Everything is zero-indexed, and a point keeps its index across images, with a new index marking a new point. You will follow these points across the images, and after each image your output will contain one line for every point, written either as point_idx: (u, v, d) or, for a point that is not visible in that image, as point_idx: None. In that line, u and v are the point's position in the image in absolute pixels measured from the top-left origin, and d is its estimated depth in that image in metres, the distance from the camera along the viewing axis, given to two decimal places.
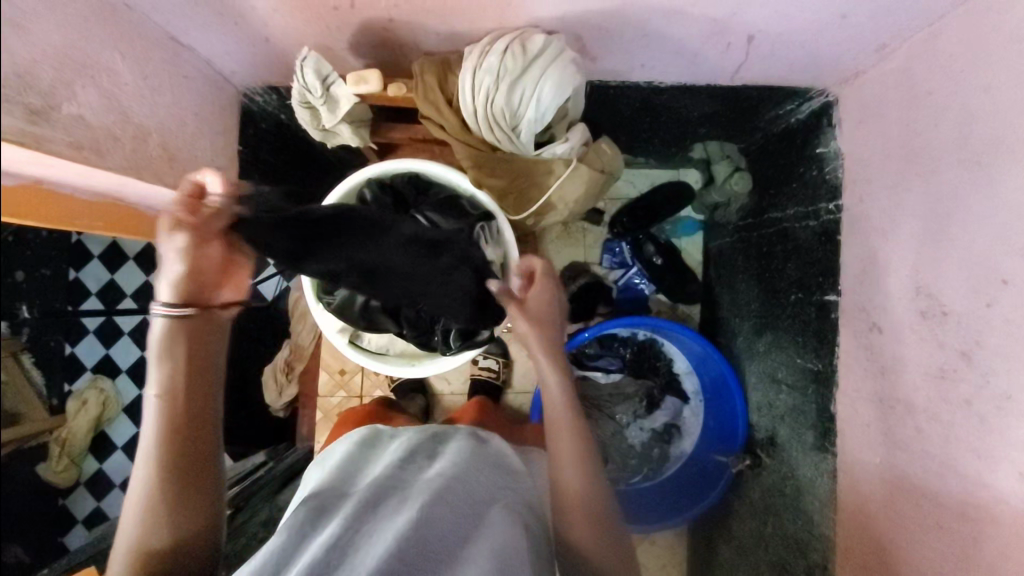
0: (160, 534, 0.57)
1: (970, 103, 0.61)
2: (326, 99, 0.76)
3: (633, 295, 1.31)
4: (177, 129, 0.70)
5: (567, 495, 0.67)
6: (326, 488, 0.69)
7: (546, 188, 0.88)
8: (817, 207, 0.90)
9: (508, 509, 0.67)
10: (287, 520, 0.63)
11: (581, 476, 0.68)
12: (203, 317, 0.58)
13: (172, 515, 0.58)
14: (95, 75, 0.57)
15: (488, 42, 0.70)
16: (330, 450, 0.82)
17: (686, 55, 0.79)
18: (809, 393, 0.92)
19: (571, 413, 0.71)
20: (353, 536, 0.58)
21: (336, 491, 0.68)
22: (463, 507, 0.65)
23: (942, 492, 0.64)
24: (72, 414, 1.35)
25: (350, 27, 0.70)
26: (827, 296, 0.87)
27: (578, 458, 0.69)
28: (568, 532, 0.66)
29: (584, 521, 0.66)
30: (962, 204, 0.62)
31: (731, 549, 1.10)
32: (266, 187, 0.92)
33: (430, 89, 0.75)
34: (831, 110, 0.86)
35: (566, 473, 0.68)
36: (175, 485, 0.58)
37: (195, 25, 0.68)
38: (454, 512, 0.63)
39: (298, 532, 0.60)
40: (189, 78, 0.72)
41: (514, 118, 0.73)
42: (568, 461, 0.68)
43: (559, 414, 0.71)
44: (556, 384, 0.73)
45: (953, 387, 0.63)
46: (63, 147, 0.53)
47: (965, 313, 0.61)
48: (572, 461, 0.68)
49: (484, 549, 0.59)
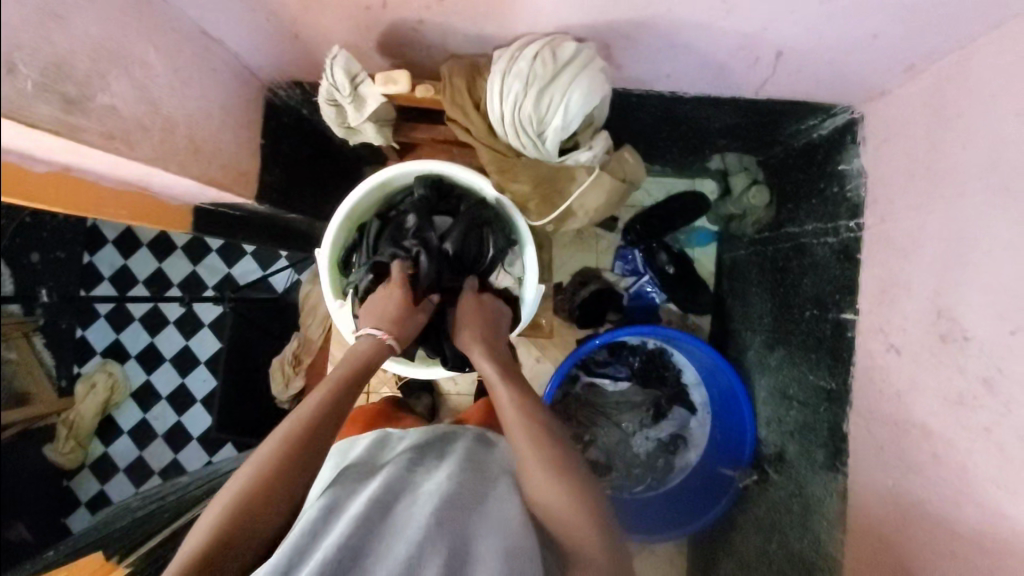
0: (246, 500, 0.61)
1: (1001, 128, 0.61)
2: (354, 98, 0.76)
3: (643, 303, 1.30)
4: (205, 122, 0.70)
5: (539, 497, 0.67)
6: (340, 486, 0.70)
7: (567, 198, 0.85)
8: (837, 224, 0.89)
9: (507, 509, 0.67)
10: (299, 519, 0.64)
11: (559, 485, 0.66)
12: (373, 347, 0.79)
13: (268, 484, 0.62)
14: (128, 66, 0.57)
15: (517, 48, 0.69)
16: (339, 449, 0.83)
17: (713, 67, 0.78)
18: (821, 411, 0.92)
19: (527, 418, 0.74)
20: (361, 542, 0.58)
21: (348, 489, 0.69)
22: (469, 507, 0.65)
23: (957, 519, 0.64)
24: (81, 396, 1.39)
25: (379, 27, 0.70)
26: (843, 314, 0.86)
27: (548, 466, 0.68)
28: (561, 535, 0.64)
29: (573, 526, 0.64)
30: (990, 229, 0.61)
31: (733, 562, 1.09)
32: (287, 181, 0.92)
33: (458, 92, 0.75)
34: (854, 127, 0.86)
35: (536, 480, 0.68)
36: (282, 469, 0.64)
37: (226, 18, 0.68)
38: (461, 516, 0.63)
39: (308, 536, 0.59)
40: (217, 71, 0.73)
41: (541, 124, 0.73)
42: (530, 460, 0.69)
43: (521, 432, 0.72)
44: (511, 405, 0.75)
45: (972, 413, 0.62)
46: (93, 138, 0.53)
47: (988, 340, 0.61)
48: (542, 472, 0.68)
49: (492, 549, 0.59)
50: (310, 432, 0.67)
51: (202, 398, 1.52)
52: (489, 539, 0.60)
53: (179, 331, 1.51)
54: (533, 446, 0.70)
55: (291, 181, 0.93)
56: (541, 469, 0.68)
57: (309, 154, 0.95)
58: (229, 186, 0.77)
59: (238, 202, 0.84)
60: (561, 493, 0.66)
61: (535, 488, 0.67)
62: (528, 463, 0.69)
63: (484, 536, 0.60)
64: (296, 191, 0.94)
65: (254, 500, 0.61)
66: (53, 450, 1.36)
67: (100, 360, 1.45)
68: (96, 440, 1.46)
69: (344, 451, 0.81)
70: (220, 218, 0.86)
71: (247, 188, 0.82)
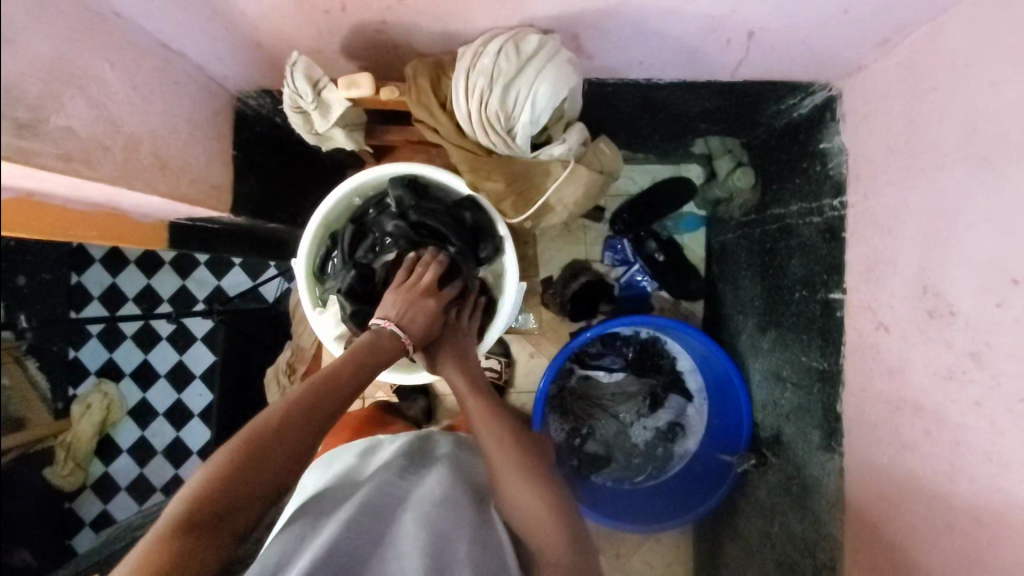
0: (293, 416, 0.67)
1: (978, 98, 0.60)
2: (318, 104, 0.74)
3: (635, 293, 1.28)
4: (171, 137, 0.69)
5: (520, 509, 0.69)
6: (332, 491, 0.71)
7: (543, 191, 0.86)
8: (821, 203, 0.88)
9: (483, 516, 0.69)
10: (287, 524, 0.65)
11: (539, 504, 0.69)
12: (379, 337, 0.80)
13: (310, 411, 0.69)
14: (84, 85, 0.56)
15: (481, 42, 0.68)
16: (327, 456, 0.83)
17: (685, 51, 0.77)
18: (814, 392, 0.91)
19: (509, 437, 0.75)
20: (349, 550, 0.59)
21: (336, 493, 0.70)
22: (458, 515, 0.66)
23: (953, 495, 0.63)
24: (76, 418, 1.40)
25: (340, 30, 0.69)
26: (831, 294, 0.85)
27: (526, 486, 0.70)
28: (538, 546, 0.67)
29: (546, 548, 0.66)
30: (971, 201, 0.60)
31: (737, 547, 1.09)
32: (263, 191, 0.90)
33: (423, 93, 0.73)
34: (834, 104, 0.84)
35: (513, 496, 0.70)
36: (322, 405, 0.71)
37: (185, 30, 0.67)
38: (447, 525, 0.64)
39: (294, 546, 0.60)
40: (180, 84, 0.71)
41: (509, 120, 0.72)
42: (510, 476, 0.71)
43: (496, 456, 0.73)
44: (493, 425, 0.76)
45: (962, 388, 0.62)
46: (50, 160, 0.52)
47: (975, 314, 0.60)
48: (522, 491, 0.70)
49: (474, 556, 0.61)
50: (320, 402, 0.70)
51: (198, 412, 1.50)
52: (470, 541, 0.63)
53: (172, 346, 1.49)
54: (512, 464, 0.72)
55: (268, 191, 0.91)
56: (516, 494, 0.70)
57: (284, 163, 0.94)
58: (201, 201, 0.76)
59: (216, 216, 0.83)
60: (536, 517, 0.68)
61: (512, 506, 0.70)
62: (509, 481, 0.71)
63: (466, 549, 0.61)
64: (272, 200, 0.93)
65: (252, 451, 0.63)
66: (53, 473, 1.38)
67: (95, 380, 1.45)
68: (95, 460, 1.49)
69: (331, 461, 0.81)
70: (200, 233, 0.84)
71: (221, 201, 0.80)
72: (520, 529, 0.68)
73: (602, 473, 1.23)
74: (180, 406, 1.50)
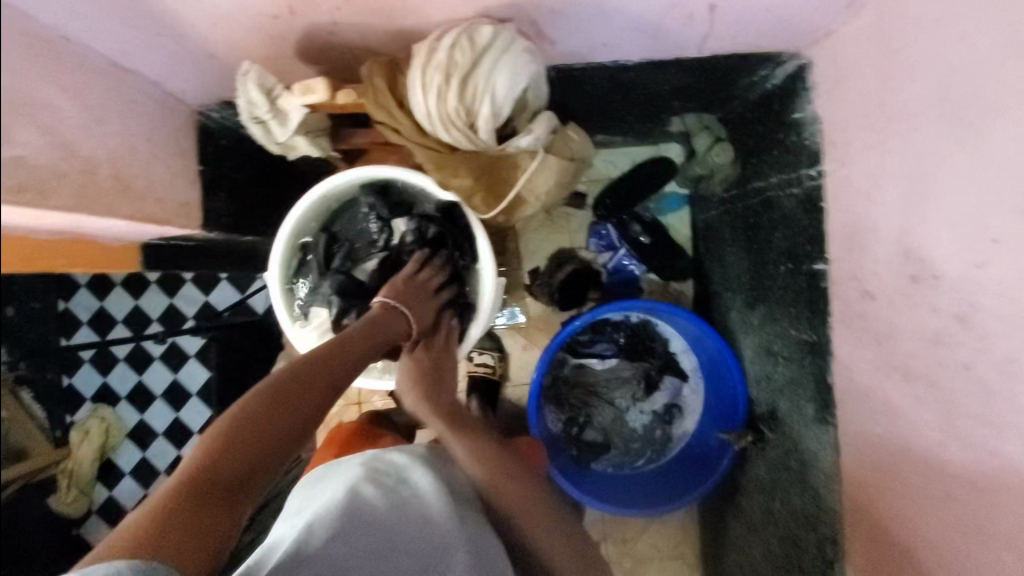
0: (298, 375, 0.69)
1: (947, 56, 0.58)
2: (274, 113, 0.74)
3: (623, 277, 1.28)
4: (131, 157, 0.67)
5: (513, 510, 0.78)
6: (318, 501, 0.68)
7: (514, 184, 0.83)
8: (800, 173, 0.87)
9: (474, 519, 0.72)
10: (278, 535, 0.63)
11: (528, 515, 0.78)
12: (382, 316, 0.83)
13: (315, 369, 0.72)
14: (35, 112, 0.54)
15: (436, 36, 0.66)
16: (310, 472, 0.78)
17: (649, 29, 0.75)
18: (805, 364, 0.90)
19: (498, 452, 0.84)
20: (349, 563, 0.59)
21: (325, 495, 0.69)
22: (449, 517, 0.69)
23: (949, 460, 0.62)
24: (75, 444, 1.41)
25: (295, 34, 0.68)
26: (815, 265, 0.85)
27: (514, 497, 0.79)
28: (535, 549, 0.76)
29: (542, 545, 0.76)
30: (947, 162, 0.59)
31: (741, 524, 1.09)
32: (236, 204, 0.89)
33: (380, 93, 0.72)
34: (805, 73, 0.83)
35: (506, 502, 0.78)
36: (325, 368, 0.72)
37: (134, 45, 0.65)
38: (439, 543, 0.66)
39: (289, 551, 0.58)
40: (136, 102, 0.70)
41: (470, 115, 0.71)
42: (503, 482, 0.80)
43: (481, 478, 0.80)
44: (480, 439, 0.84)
45: (950, 352, 0.61)
46: (3, 192, 0.50)
47: (958, 275, 0.59)
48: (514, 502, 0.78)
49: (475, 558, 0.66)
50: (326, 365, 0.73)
51: (198, 429, 1.48)
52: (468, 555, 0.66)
53: (166, 365, 1.48)
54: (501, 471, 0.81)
55: (241, 204, 0.90)
56: (512, 505, 0.78)
57: (255, 174, 0.92)
58: (169, 219, 0.74)
59: (189, 233, 0.81)
60: (530, 528, 0.77)
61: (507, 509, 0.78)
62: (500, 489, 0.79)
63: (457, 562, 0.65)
64: (246, 212, 0.92)
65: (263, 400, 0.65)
66: (57, 500, 1.39)
67: (91, 406, 1.46)
68: (100, 484, 1.46)
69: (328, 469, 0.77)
70: (175, 251, 0.83)
71: (191, 218, 0.79)
72: (518, 531, 0.77)
73: (601, 460, 1.24)
74: (179, 425, 1.48)
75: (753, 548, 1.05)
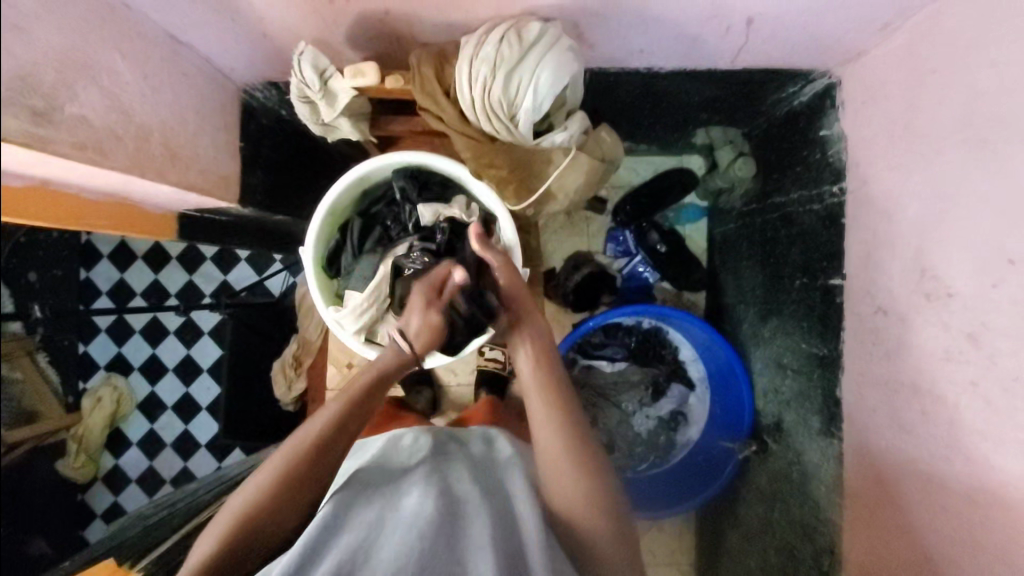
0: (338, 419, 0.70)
1: (973, 81, 0.60)
2: (324, 94, 0.78)
3: (637, 284, 1.29)
4: (179, 127, 0.70)
5: (563, 497, 0.65)
6: (361, 481, 0.69)
7: (545, 178, 0.88)
8: (822, 190, 0.89)
9: (499, 508, 0.65)
10: (335, 500, 0.64)
11: (578, 481, 0.65)
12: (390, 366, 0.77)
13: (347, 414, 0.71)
14: (95, 75, 0.57)
15: (483, 32, 0.70)
16: (355, 448, 0.81)
17: (685, 39, 0.78)
18: (814, 378, 0.92)
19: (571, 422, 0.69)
20: (372, 538, 0.60)
21: (362, 502, 0.65)
22: (477, 509, 0.63)
23: (949, 473, 0.64)
24: (87, 410, 1.40)
25: (347, 20, 0.71)
26: (831, 280, 0.86)
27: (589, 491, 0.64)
28: (573, 522, 0.65)
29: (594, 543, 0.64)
30: (967, 185, 0.61)
31: (738, 534, 1.11)
32: (271, 183, 0.92)
33: (427, 81, 0.76)
34: (833, 92, 0.85)
35: (556, 491, 0.66)
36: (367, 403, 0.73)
37: (191, 21, 0.68)
38: (463, 509, 0.63)
39: (324, 523, 0.60)
40: (189, 76, 0.73)
41: (511, 108, 0.74)
42: (562, 461, 0.66)
43: (553, 462, 0.66)
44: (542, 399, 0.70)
45: (958, 369, 0.63)
46: (66, 149, 0.53)
47: (971, 294, 0.61)
48: (567, 472, 0.65)
49: (485, 546, 0.58)
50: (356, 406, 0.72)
51: (207, 405, 1.51)
52: (490, 531, 0.60)
53: (180, 340, 1.50)
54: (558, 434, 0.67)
55: (276, 183, 0.93)
56: (563, 478, 0.65)
57: (291, 155, 0.95)
58: (209, 191, 0.77)
59: (221, 207, 0.83)
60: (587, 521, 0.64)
61: (561, 502, 0.65)
62: (558, 470, 0.66)
63: (478, 528, 0.60)
64: (281, 193, 0.95)
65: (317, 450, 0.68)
66: (65, 465, 1.34)
67: (104, 374, 1.47)
68: (106, 452, 1.48)
69: (362, 447, 0.81)
70: (207, 225, 0.85)
71: (228, 192, 0.82)
72: (562, 507, 0.65)
73: (605, 463, 1.23)
74: (188, 399, 1.51)
75: (749, 560, 1.06)
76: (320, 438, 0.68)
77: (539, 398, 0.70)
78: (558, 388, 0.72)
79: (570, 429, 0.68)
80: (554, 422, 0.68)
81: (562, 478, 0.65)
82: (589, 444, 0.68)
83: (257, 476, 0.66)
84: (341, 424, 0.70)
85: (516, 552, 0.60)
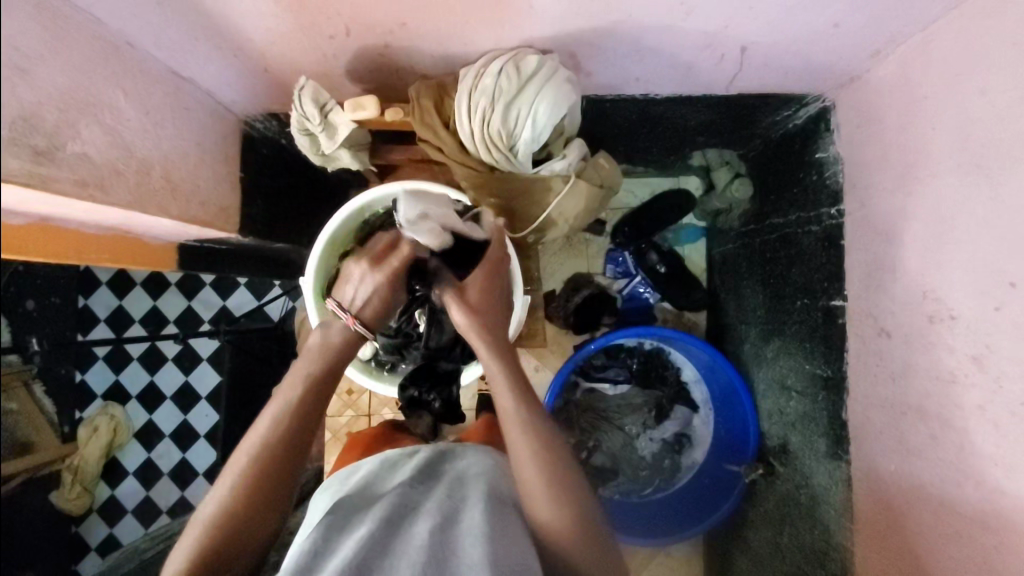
0: (298, 402, 0.70)
1: (967, 105, 0.61)
2: (325, 126, 0.79)
3: (637, 304, 1.29)
4: (180, 161, 0.71)
5: (540, 516, 0.64)
6: (346, 507, 0.66)
7: (545, 207, 0.89)
8: (819, 211, 0.89)
9: (499, 522, 0.61)
10: (322, 528, 0.60)
11: (557, 502, 0.64)
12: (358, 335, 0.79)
13: (308, 395, 0.71)
14: (98, 113, 0.57)
15: (482, 64, 0.72)
16: (342, 475, 0.79)
17: (680, 67, 0.79)
18: (819, 400, 0.91)
19: (547, 452, 0.66)
20: (369, 551, 0.55)
21: (350, 524, 0.62)
22: (472, 528, 0.59)
23: (961, 499, 0.63)
24: (82, 441, 1.36)
25: (347, 53, 0.72)
26: (833, 301, 0.86)
27: (557, 502, 0.64)
28: (555, 544, 0.63)
29: (567, 555, 0.63)
30: (966, 207, 0.61)
31: (746, 559, 1.08)
32: (269, 212, 0.92)
33: (427, 112, 0.77)
34: (828, 115, 0.86)
35: (540, 510, 0.64)
36: (326, 383, 0.74)
37: (193, 57, 0.68)
38: (457, 529, 0.60)
39: (311, 551, 0.56)
40: (190, 109, 0.73)
41: (510, 138, 0.76)
42: (536, 488, 0.64)
43: (526, 485, 0.65)
44: (518, 421, 0.68)
45: (965, 392, 0.62)
46: (67, 186, 0.53)
47: (975, 316, 0.61)
48: (548, 499, 0.64)
49: (481, 563, 0.54)
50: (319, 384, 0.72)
51: (205, 433, 1.46)
52: (484, 547, 0.56)
53: (178, 368, 1.46)
54: (541, 464, 0.65)
55: (275, 212, 0.93)
56: (541, 501, 0.64)
57: (289, 183, 0.95)
58: (208, 221, 0.77)
59: (223, 236, 0.84)
60: (572, 548, 0.63)
61: (546, 526, 0.63)
62: (529, 485, 0.65)
63: (473, 546, 0.56)
64: (280, 219, 0.95)
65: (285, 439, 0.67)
66: (58, 496, 1.33)
67: (100, 403, 1.42)
68: (102, 482, 1.43)
69: (353, 471, 0.79)
70: (208, 254, 0.85)
71: (229, 222, 0.82)
72: (546, 531, 0.63)
73: (608, 488, 1.21)
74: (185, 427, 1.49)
75: None
76: (284, 431, 0.67)
77: (520, 430, 0.67)
78: (538, 418, 0.69)
79: (548, 452, 0.66)
80: (524, 437, 0.67)
81: (536, 497, 0.64)
82: (570, 469, 0.67)
83: (225, 482, 0.64)
84: (305, 406, 0.70)
85: (518, 566, 0.56)
